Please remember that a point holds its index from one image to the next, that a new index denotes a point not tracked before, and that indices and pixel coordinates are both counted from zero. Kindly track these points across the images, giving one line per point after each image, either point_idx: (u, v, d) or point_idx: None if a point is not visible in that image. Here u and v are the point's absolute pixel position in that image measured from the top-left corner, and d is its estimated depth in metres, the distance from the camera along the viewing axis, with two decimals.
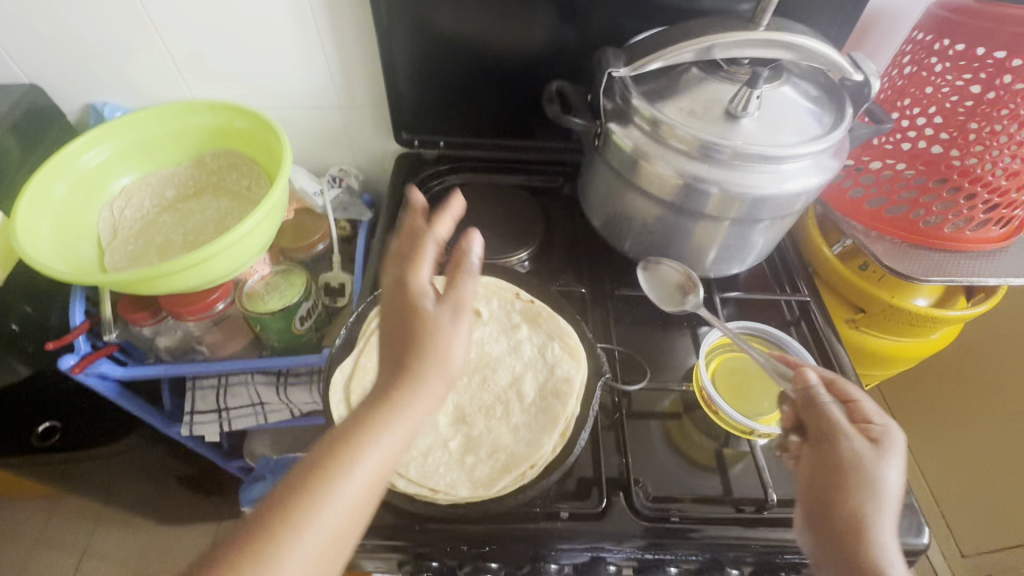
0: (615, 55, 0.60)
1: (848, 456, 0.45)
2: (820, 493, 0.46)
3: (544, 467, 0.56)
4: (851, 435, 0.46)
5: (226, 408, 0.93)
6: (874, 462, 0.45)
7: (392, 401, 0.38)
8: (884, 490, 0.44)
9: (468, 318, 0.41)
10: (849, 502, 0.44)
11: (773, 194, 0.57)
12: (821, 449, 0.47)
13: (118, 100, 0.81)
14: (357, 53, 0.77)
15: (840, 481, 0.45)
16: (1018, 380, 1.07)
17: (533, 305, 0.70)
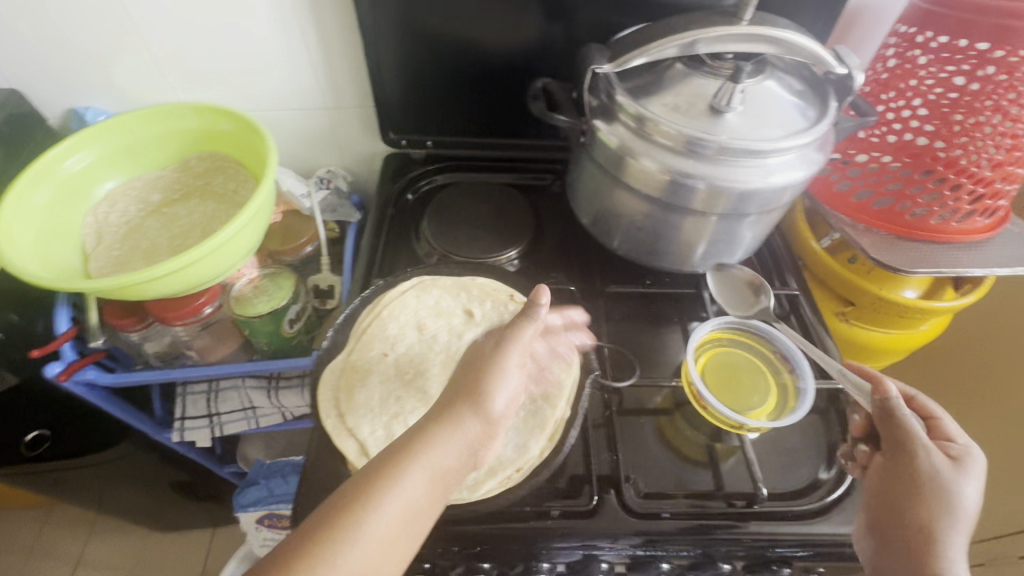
0: (599, 52, 0.60)
1: (926, 470, 0.47)
2: (892, 507, 0.48)
3: (531, 471, 0.56)
4: (929, 450, 0.48)
5: (218, 413, 0.92)
6: (954, 478, 0.46)
7: (448, 421, 0.43)
8: (956, 503, 0.46)
9: (517, 367, 0.47)
10: (919, 512, 0.46)
11: (759, 188, 0.57)
12: (894, 461, 0.49)
13: (101, 104, 0.80)
14: (342, 54, 0.76)
15: (912, 492, 0.47)
16: (981, 370, 1.09)
17: (527, 306, 0.66)
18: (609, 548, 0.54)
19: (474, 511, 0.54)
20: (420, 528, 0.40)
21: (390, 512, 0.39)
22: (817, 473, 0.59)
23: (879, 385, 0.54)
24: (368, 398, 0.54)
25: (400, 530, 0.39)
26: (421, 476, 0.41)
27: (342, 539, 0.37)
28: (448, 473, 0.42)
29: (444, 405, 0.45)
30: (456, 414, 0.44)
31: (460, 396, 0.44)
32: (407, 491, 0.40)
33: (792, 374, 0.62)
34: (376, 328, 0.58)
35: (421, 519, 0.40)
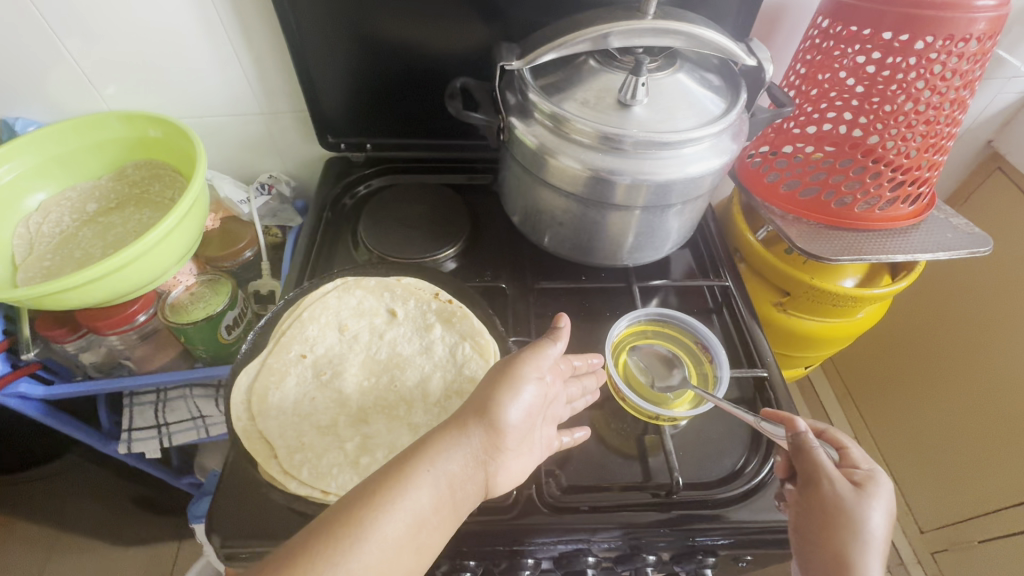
0: (509, 50, 0.60)
1: (831, 499, 0.45)
2: (807, 538, 0.46)
3: None
4: (832, 478, 0.46)
5: (166, 423, 0.92)
6: (856, 504, 0.45)
7: (457, 434, 0.44)
8: (860, 532, 0.44)
9: (533, 382, 0.47)
10: (831, 545, 0.44)
11: (675, 178, 0.58)
12: (804, 494, 0.47)
13: (32, 114, 0.79)
14: (273, 60, 0.77)
15: (822, 525, 0.45)
16: (958, 357, 1.13)
17: (449, 304, 0.61)
18: (531, 545, 0.54)
19: None
20: (429, 536, 0.41)
21: (400, 518, 0.39)
22: (739, 462, 0.59)
23: (791, 421, 0.52)
24: (281, 401, 0.53)
25: (406, 537, 0.39)
26: (432, 484, 0.41)
27: (349, 541, 0.37)
28: (458, 482, 0.43)
29: (459, 415, 0.45)
30: (470, 424, 0.44)
31: (477, 409, 0.45)
32: (417, 498, 0.40)
33: (711, 362, 0.64)
34: (294, 330, 0.57)
35: (429, 528, 0.41)
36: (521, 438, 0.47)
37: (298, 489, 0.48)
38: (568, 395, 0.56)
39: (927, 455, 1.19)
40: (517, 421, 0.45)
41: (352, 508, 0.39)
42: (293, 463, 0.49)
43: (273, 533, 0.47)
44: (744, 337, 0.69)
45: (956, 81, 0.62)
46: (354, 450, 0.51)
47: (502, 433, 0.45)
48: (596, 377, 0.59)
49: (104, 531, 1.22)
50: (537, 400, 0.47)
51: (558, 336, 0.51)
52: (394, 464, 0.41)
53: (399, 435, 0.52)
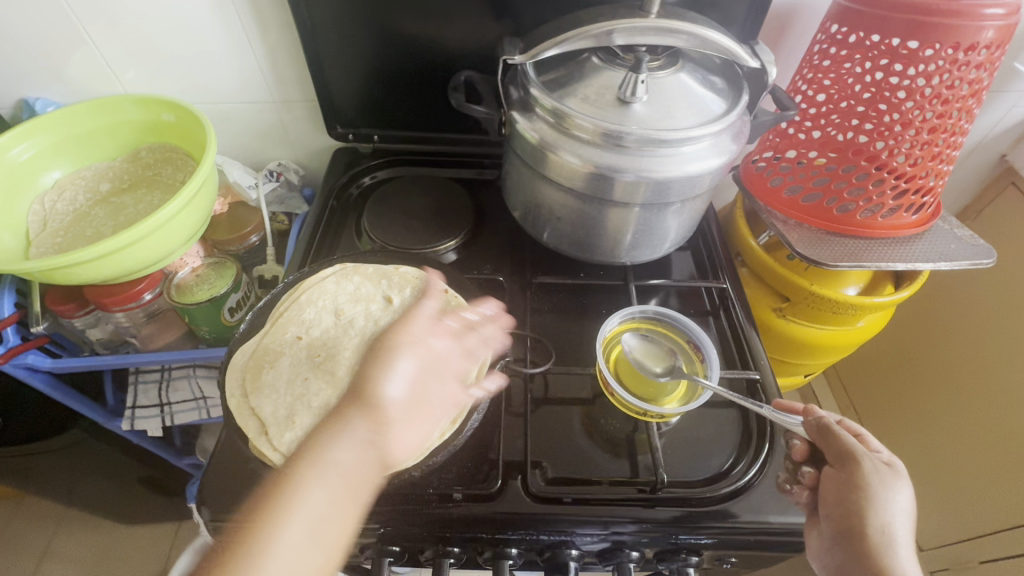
0: (512, 44, 0.60)
1: (872, 478, 0.48)
2: (841, 517, 0.48)
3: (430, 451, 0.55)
4: (869, 458, 0.49)
5: (169, 402, 0.94)
6: (891, 481, 0.48)
7: (339, 423, 0.48)
8: (892, 509, 0.47)
9: (410, 352, 0.54)
10: (871, 524, 0.47)
11: (673, 176, 0.58)
12: (840, 473, 0.49)
13: (50, 95, 0.81)
14: (287, 49, 0.78)
15: (861, 502, 0.47)
16: (956, 371, 1.13)
17: (446, 294, 0.63)
18: (514, 536, 0.54)
19: (381, 491, 0.53)
20: (329, 531, 0.42)
21: (298, 520, 0.42)
22: (724, 464, 0.59)
23: (808, 410, 0.55)
24: (275, 379, 0.54)
25: (308, 532, 0.42)
26: (325, 479, 0.44)
27: (263, 539, 0.40)
28: (352, 470, 0.45)
29: (339, 408, 0.50)
30: (350, 414, 0.49)
31: (353, 396, 0.50)
32: (309, 498, 0.43)
33: (703, 362, 0.63)
34: (292, 312, 0.59)
35: (329, 522, 0.43)
36: (410, 409, 0.51)
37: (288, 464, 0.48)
38: (463, 347, 0.57)
39: (929, 472, 1.17)
40: (396, 394, 0.51)
41: (260, 506, 0.42)
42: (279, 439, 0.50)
43: None
44: (739, 340, 0.68)
45: (962, 90, 0.61)
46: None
47: (381, 407, 0.50)
48: (497, 323, 0.61)
49: (108, 508, 1.24)
50: (416, 372, 0.53)
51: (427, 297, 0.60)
52: (288, 469, 0.45)
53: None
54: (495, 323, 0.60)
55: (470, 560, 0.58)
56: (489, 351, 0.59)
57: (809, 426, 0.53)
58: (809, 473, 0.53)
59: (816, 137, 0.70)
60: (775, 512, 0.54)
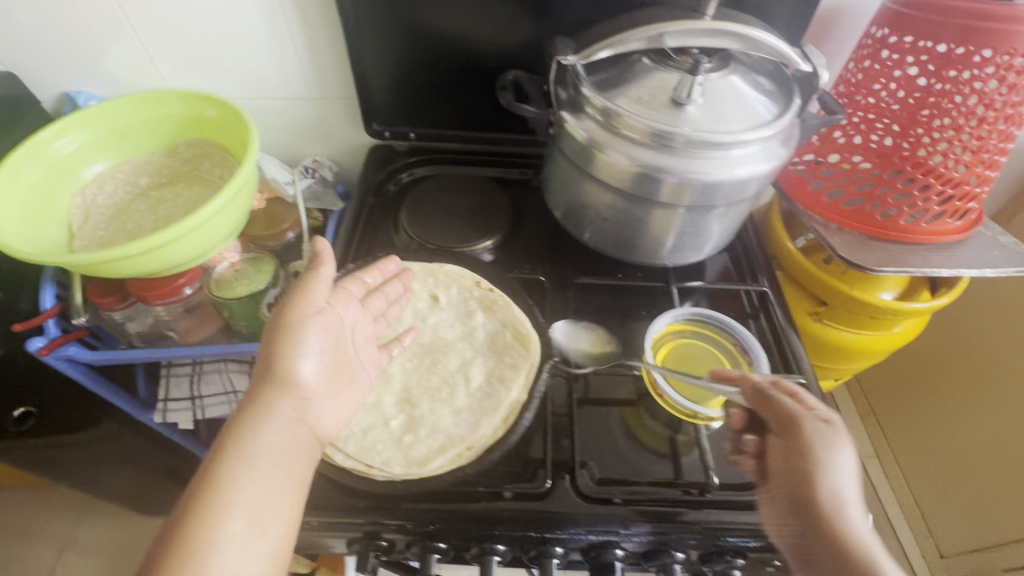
0: (565, 44, 0.60)
1: (814, 440, 0.48)
2: (794, 485, 0.48)
3: (482, 450, 0.56)
4: (808, 418, 0.50)
5: (200, 396, 0.94)
6: (835, 442, 0.48)
7: (256, 409, 0.48)
8: (839, 471, 0.47)
9: (319, 318, 0.52)
10: (821, 489, 0.46)
11: (721, 179, 0.58)
12: (786, 441, 0.50)
13: (92, 89, 0.82)
14: (328, 46, 0.78)
15: (809, 468, 0.47)
16: (983, 377, 1.11)
17: (490, 293, 0.69)
18: (562, 535, 0.53)
19: (432, 488, 0.53)
20: (274, 515, 0.45)
21: (236, 515, 0.43)
22: None
23: (743, 377, 0.56)
24: None
25: (253, 520, 0.44)
26: (256, 468, 0.45)
27: (202, 541, 0.41)
28: (280, 452, 0.47)
29: (254, 389, 0.49)
30: (269, 395, 0.49)
31: (267, 375, 0.49)
32: (246, 491, 0.44)
33: (750, 363, 0.60)
34: None
35: (272, 509, 0.45)
36: (324, 380, 0.52)
37: (344, 460, 0.55)
38: (369, 311, 0.61)
39: (950, 479, 1.16)
40: (310, 369, 0.50)
41: (191, 508, 0.43)
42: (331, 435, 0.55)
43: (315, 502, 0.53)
44: (781, 344, 0.68)
45: (1015, 97, 0.61)
46: (397, 429, 0.59)
47: (299, 385, 0.50)
48: (400, 280, 0.66)
49: (132, 500, 1.25)
50: (325, 342, 0.52)
51: (323, 260, 0.55)
52: (208, 469, 0.45)
53: (441, 416, 0.59)
54: (397, 281, 0.65)
55: (515, 558, 0.57)
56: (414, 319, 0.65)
57: (744, 394, 0.54)
58: (751, 441, 0.56)
59: (858, 142, 0.70)
60: None
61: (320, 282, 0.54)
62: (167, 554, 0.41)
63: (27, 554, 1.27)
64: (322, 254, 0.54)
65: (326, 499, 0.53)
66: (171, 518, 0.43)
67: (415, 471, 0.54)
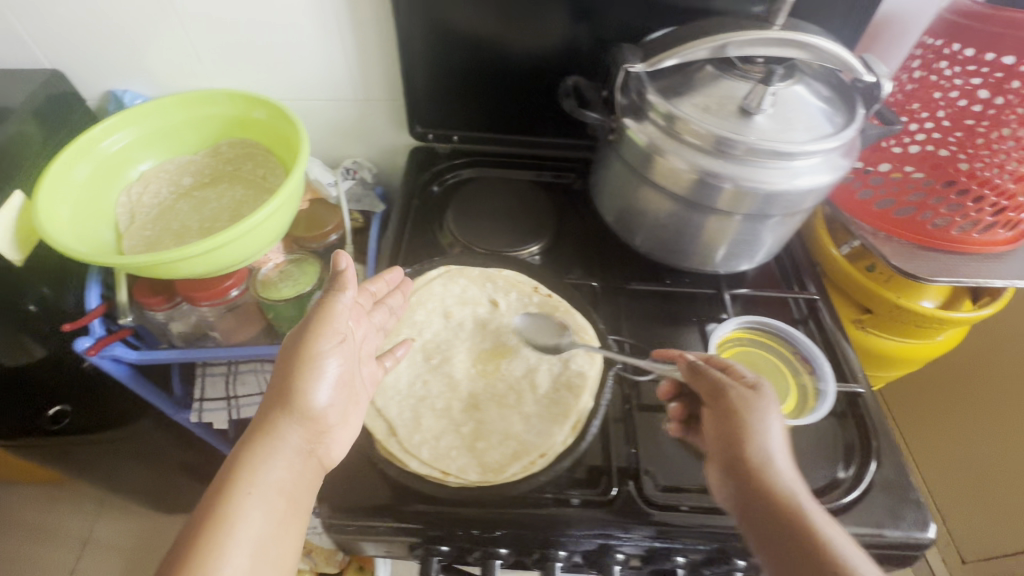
0: (632, 52, 0.61)
1: (739, 404, 0.50)
2: (727, 447, 0.49)
3: (555, 458, 0.55)
4: (733, 387, 0.51)
5: (235, 396, 0.94)
6: (761, 405, 0.49)
7: (266, 438, 0.49)
8: (767, 433, 0.48)
9: (337, 348, 0.52)
10: (748, 450, 0.48)
11: (783, 189, 0.58)
12: (715, 408, 0.51)
13: (136, 88, 0.81)
14: (376, 47, 0.78)
15: (739, 430, 0.49)
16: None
17: (550, 298, 0.66)
18: (626, 542, 0.53)
19: (498, 492, 0.53)
20: (280, 547, 0.46)
21: (242, 550, 0.43)
22: (837, 471, 0.58)
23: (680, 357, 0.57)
24: (396, 382, 0.60)
25: (258, 554, 0.44)
26: (261, 500, 0.46)
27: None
28: (288, 484, 0.48)
29: (266, 420, 0.50)
30: (282, 426, 0.49)
31: (284, 406, 0.49)
32: (250, 524, 0.45)
33: (812, 375, 0.60)
34: (405, 315, 0.65)
35: (275, 542, 0.46)
36: (337, 409, 0.52)
37: (419, 467, 0.54)
38: (375, 324, 0.59)
39: (982, 487, 1.15)
40: (326, 399, 0.51)
41: (194, 543, 0.43)
42: (401, 443, 0.55)
43: (380, 509, 0.53)
44: (834, 351, 0.68)
45: None
46: (469, 435, 0.57)
47: (314, 415, 0.50)
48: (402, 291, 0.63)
49: (157, 500, 1.24)
50: (342, 372, 0.52)
51: (342, 282, 0.53)
52: (214, 502, 0.45)
53: (512, 422, 0.58)
54: (400, 291, 0.63)
55: (575, 563, 0.58)
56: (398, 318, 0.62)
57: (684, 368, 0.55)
58: (677, 408, 0.58)
59: (912, 152, 0.70)
60: (885, 524, 0.54)
61: (342, 308, 0.53)
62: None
63: (47, 552, 1.26)
64: (343, 274, 0.53)
65: (393, 505, 0.53)
66: (172, 549, 0.43)
67: (490, 478, 0.53)
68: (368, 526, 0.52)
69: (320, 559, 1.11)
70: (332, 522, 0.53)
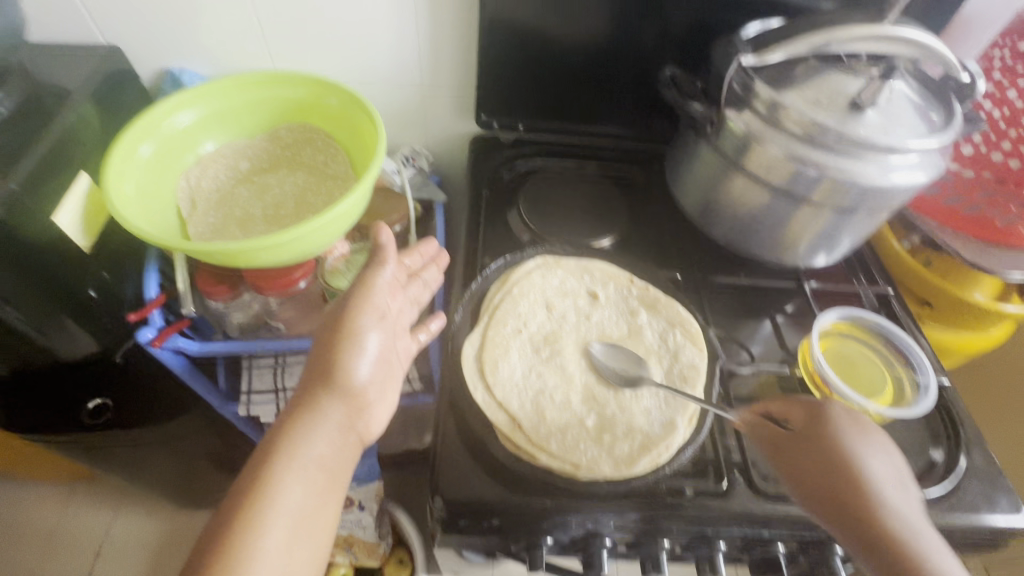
0: (742, 45, 0.62)
1: (836, 447, 0.49)
2: (837, 501, 0.47)
3: (680, 449, 0.55)
4: (833, 424, 0.50)
5: (285, 388, 0.87)
6: (857, 444, 0.49)
7: (308, 411, 0.50)
8: (878, 476, 0.47)
9: (377, 322, 0.53)
10: (866, 500, 0.46)
11: (880, 184, 0.58)
12: (813, 450, 0.50)
13: (195, 67, 0.78)
14: (450, 32, 0.76)
15: (850, 476, 0.47)
16: None
17: (649, 291, 0.67)
18: (734, 531, 0.54)
19: (616, 487, 0.53)
20: (315, 523, 0.46)
21: (281, 521, 0.44)
22: (930, 452, 0.61)
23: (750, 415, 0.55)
24: (510, 372, 0.59)
25: (295, 528, 0.45)
26: (300, 475, 0.47)
27: (246, 549, 0.42)
28: (328, 460, 0.49)
29: (311, 394, 0.50)
30: (324, 401, 0.50)
31: (327, 381, 0.50)
32: (289, 497, 0.45)
33: (907, 366, 0.63)
34: (508, 305, 0.64)
35: (314, 516, 0.46)
36: (377, 385, 0.53)
37: (549, 460, 0.53)
38: (410, 296, 0.61)
39: None
40: (366, 373, 0.52)
41: (238, 511, 0.44)
42: (516, 438, 0.55)
43: (489, 507, 0.53)
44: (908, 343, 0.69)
45: None
46: (594, 428, 0.57)
47: (355, 391, 0.51)
48: (437, 265, 0.66)
49: (186, 496, 1.19)
50: (382, 349, 0.54)
51: (383, 257, 0.55)
52: (257, 474, 0.46)
53: (634, 414, 0.58)
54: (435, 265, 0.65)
55: (676, 555, 0.59)
56: (433, 292, 0.64)
57: (757, 424, 0.54)
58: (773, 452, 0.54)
59: (968, 152, 0.77)
60: (976, 512, 0.56)
61: (381, 280, 0.54)
62: (211, 553, 0.42)
63: (63, 549, 1.21)
64: (383, 249, 0.55)
65: (505, 503, 0.53)
66: (215, 517, 0.44)
67: (623, 471, 0.53)
68: (484, 520, 0.53)
69: (363, 553, 1.08)
70: (447, 518, 0.53)
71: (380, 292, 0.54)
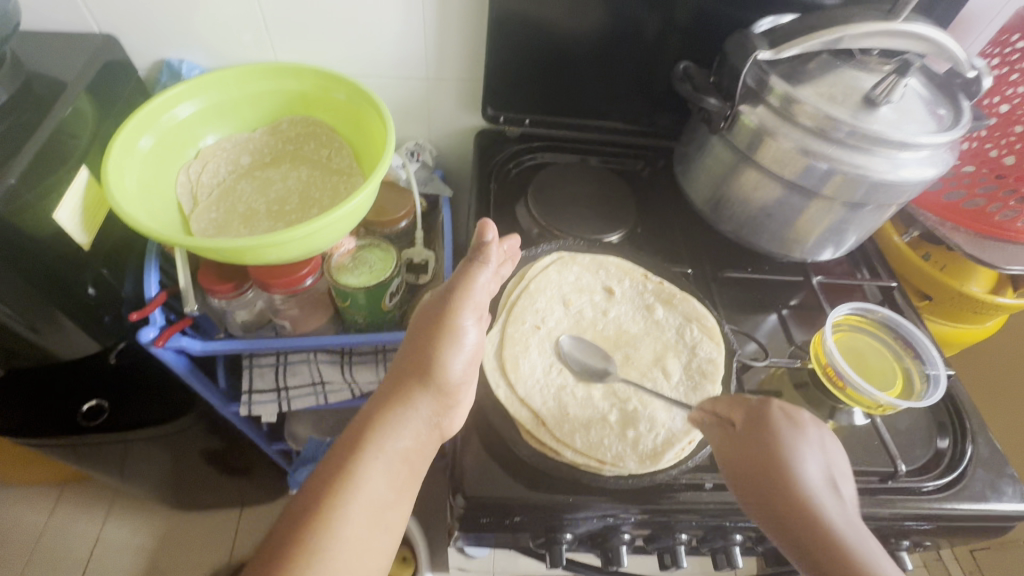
0: (757, 40, 0.62)
1: (773, 450, 0.48)
2: (771, 506, 0.46)
3: (699, 443, 0.56)
4: (773, 420, 0.49)
5: (286, 387, 0.84)
6: (792, 447, 0.48)
7: (400, 402, 0.50)
8: (812, 483, 0.46)
9: (476, 319, 0.54)
10: (799, 507, 0.44)
11: (889, 179, 0.59)
12: (753, 449, 0.49)
13: (195, 58, 0.76)
14: (458, 25, 0.75)
15: (783, 478, 0.46)
16: None
17: (663, 286, 0.68)
18: (751, 523, 0.54)
19: (638, 482, 0.53)
20: (393, 514, 0.46)
21: (363, 511, 0.44)
22: (936, 443, 0.62)
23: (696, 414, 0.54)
24: (531, 369, 0.60)
25: (375, 518, 0.44)
26: (384, 467, 0.46)
27: (326, 538, 0.42)
28: (411, 453, 0.48)
29: (403, 385, 0.50)
30: (416, 395, 0.50)
31: (421, 374, 0.50)
32: (372, 486, 0.45)
33: (915, 359, 0.65)
34: (526, 302, 0.64)
35: (392, 509, 0.46)
36: (465, 384, 0.53)
37: (574, 457, 0.53)
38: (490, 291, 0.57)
39: None
40: (460, 369, 0.52)
41: (320, 498, 0.43)
42: (539, 433, 0.54)
43: (509, 504, 0.52)
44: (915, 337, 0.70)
45: None
46: (617, 424, 0.56)
47: (446, 387, 0.51)
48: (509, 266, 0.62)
49: (180, 499, 1.17)
50: (477, 347, 0.54)
51: (486, 254, 0.54)
52: (341, 460, 0.46)
53: (656, 409, 0.58)
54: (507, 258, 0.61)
55: (692, 547, 0.60)
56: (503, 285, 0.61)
57: (714, 421, 0.53)
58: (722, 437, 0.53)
59: (967, 148, 0.77)
60: (985, 500, 0.57)
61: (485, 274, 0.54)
62: (292, 537, 0.41)
63: (49, 554, 1.18)
64: (487, 247, 0.53)
65: (527, 500, 0.53)
66: (297, 500, 0.44)
67: (649, 466, 0.53)
68: (505, 517, 0.52)
69: None
70: (467, 514, 0.53)
71: (483, 290, 0.54)
